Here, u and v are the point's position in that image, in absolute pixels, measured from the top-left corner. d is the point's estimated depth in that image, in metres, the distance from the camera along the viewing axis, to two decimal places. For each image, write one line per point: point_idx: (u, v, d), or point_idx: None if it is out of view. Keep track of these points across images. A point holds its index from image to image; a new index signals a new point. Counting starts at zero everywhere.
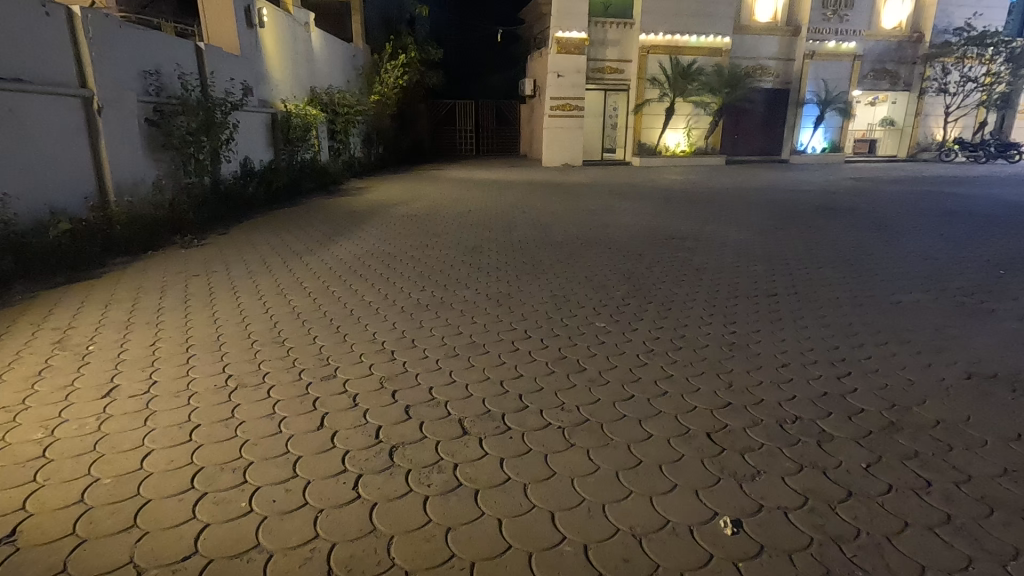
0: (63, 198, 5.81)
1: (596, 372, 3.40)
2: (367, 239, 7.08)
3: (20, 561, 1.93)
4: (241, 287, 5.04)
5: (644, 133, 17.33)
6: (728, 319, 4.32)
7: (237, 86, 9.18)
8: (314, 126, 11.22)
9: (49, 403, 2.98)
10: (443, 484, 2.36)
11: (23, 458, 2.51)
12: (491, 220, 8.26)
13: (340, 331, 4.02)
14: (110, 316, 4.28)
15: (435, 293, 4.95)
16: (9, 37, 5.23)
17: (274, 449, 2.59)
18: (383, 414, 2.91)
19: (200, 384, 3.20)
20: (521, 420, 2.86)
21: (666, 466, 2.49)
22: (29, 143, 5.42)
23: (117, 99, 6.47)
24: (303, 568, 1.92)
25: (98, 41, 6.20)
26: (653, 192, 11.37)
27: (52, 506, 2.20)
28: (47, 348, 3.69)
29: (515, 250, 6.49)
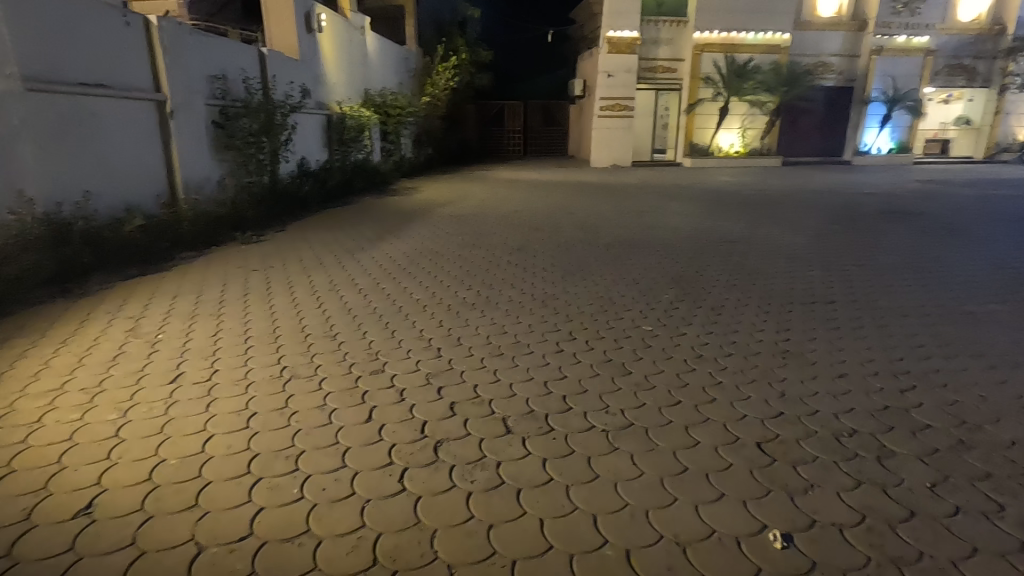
0: (137, 195, 6.22)
1: (642, 376, 3.35)
2: (415, 238, 7.21)
3: (95, 531, 2.08)
4: (297, 283, 5.24)
5: (697, 134, 16.89)
6: (782, 326, 4.17)
7: (296, 89, 9.55)
8: (368, 127, 11.53)
9: (122, 386, 3.19)
10: (486, 481, 2.38)
11: (99, 436, 2.70)
12: (538, 220, 8.27)
13: (388, 328, 4.13)
14: (177, 308, 4.54)
15: (482, 292, 5.00)
16: (94, 45, 5.64)
17: (324, 440, 2.68)
18: (429, 410, 2.97)
19: (257, 374, 3.36)
20: (564, 421, 2.85)
21: (713, 474, 2.43)
22: (109, 144, 5.82)
23: (187, 103, 6.86)
24: (350, 556, 1.98)
25: (171, 48, 6.59)
26: (705, 194, 11.06)
27: (124, 483, 2.36)
28: (121, 335, 3.95)
29: (562, 251, 6.47)
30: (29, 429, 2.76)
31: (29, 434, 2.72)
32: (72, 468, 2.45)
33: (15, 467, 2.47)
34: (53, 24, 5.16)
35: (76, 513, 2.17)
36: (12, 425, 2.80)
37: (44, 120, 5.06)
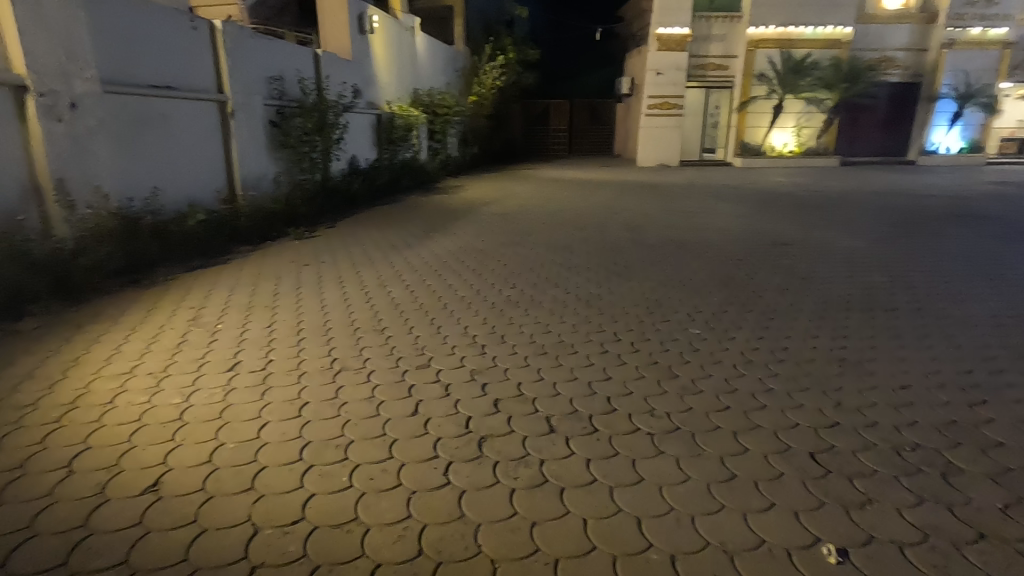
0: (200, 191, 6.54)
1: (689, 380, 3.28)
2: (460, 237, 7.29)
3: (160, 507, 2.21)
4: (347, 278, 5.38)
5: (749, 132, 16.37)
6: (838, 333, 4.00)
7: (348, 89, 9.82)
8: (416, 127, 11.72)
9: (185, 372, 3.38)
10: (530, 479, 2.39)
11: (165, 419, 2.86)
12: (583, 220, 8.23)
13: (434, 324, 4.20)
14: (235, 300, 4.75)
15: (526, 291, 5.01)
16: (164, 49, 5.95)
17: (372, 431, 2.76)
18: (473, 406, 3.00)
19: (309, 365, 3.48)
20: (608, 422, 2.83)
21: (763, 482, 2.36)
22: (175, 143, 6.15)
23: (247, 103, 7.15)
24: (397, 545, 2.03)
25: (234, 51, 6.90)
26: (757, 194, 10.70)
27: (187, 463, 2.49)
28: (184, 324, 4.16)
29: (607, 252, 6.40)
30: (103, 409, 2.95)
31: (102, 414, 2.90)
32: (141, 448, 2.60)
33: (91, 444, 2.64)
34: (127, 30, 5.48)
35: (144, 490, 2.31)
36: (88, 404, 2.99)
37: (119, 119, 5.38)
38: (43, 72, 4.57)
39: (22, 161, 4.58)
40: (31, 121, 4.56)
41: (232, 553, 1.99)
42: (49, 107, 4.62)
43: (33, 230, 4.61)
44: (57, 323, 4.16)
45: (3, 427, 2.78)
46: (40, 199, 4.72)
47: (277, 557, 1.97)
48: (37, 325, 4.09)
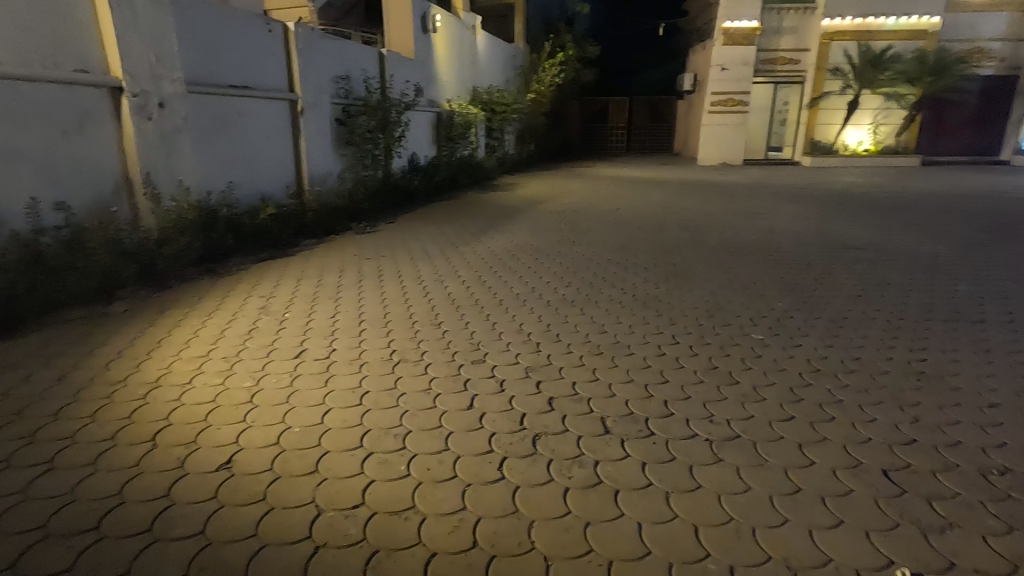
0: (270, 186, 6.89)
1: (750, 387, 3.16)
2: (516, 234, 7.31)
3: (234, 484, 2.35)
4: (406, 273, 5.52)
5: (820, 130, 15.57)
6: (917, 344, 3.75)
7: (411, 87, 10.05)
8: (474, 125, 11.98)
9: (256, 358, 3.57)
10: (584, 479, 2.38)
11: (237, 400, 3.04)
12: (641, 219, 8.09)
13: (489, 320, 4.25)
14: (300, 290, 4.96)
15: (582, 290, 4.98)
16: (243, 51, 6.29)
17: (429, 422, 2.82)
18: (528, 403, 3.01)
19: (370, 355, 3.60)
20: (665, 427, 2.77)
21: (830, 498, 2.25)
22: (250, 139, 6.48)
23: (315, 102, 7.46)
24: (452, 535, 2.07)
25: (305, 51, 7.20)
26: (828, 195, 10.16)
27: (257, 444, 2.63)
28: (254, 312, 4.39)
29: (665, 252, 6.25)
30: (182, 389, 3.17)
31: (182, 393, 3.11)
32: (216, 426, 2.78)
33: (172, 420, 2.84)
34: (210, 33, 5.82)
35: (218, 466, 2.46)
36: (169, 384, 3.22)
37: (200, 118, 5.73)
38: (136, 74, 4.92)
39: (117, 157, 4.95)
40: (125, 120, 4.92)
41: (297, 532, 2.08)
42: (140, 106, 4.98)
43: (124, 220, 4.98)
44: (143, 307, 4.48)
45: (96, 400, 3.03)
46: (131, 192, 5.09)
47: (338, 539, 2.05)
48: (126, 308, 4.42)
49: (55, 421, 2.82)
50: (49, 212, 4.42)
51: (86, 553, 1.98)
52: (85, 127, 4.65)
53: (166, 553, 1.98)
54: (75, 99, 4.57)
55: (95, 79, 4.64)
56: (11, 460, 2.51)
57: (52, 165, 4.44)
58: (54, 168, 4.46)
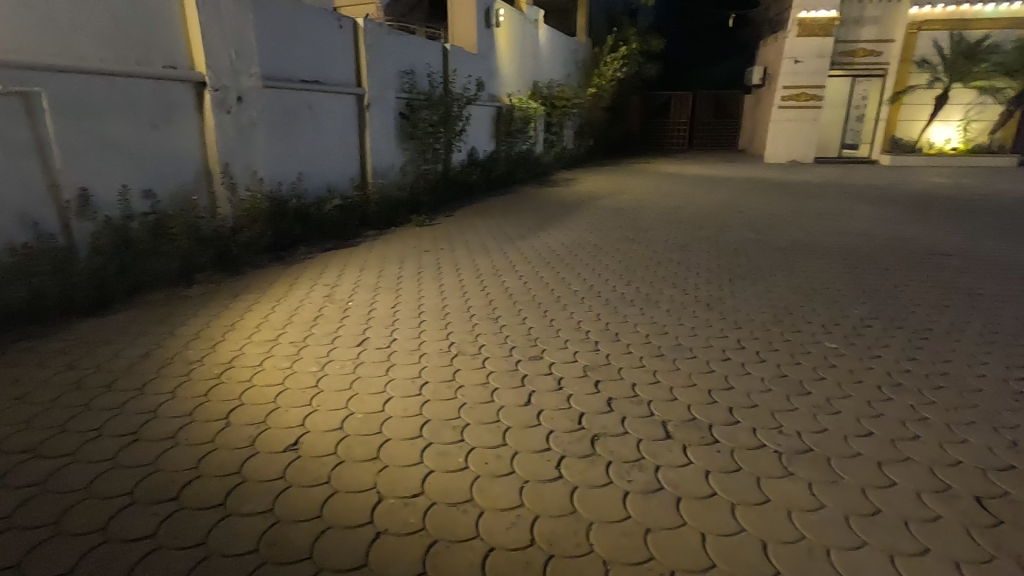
0: (336, 178, 7.12)
1: (823, 398, 2.99)
2: (574, 230, 7.24)
3: (300, 465, 2.43)
4: (464, 266, 5.56)
5: (901, 126, 14.50)
6: (1013, 361, 3.43)
7: (473, 82, 10.14)
8: (533, 120, 11.98)
9: (321, 344, 3.70)
10: (645, 484, 2.32)
11: (303, 384, 3.16)
12: (703, 218, 7.85)
13: (547, 316, 4.22)
14: (363, 280, 5.09)
15: (642, 289, 4.86)
16: (314, 47, 6.49)
17: (486, 417, 2.83)
18: (586, 402, 2.97)
19: (429, 346, 3.65)
20: (731, 435, 2.66)
21: (914, 522, 2.09)
22: (318, 132, 6.70)
23: (381, 97, 7.63)
24: (510, 532, 2.06)
25: (373, 47, 7.37)
26: (908, 196, 9.52)
27: (322, 427, 2.72)
28: (320, 300, 4.54)
29: (729, 253, 6.03)
30: (254, 370, 3.32)
31: (254, 374, 3.27)
32: (284, 408, 2.89)
33: (243, 401, 2.98)
34: (285, 29, 6.04)
35: (286, 447, 2.56)
36: (242, 365, 3.38)
37: (273, 111, 5.98)
38: (218, 69, 5.18)
39: (198, 148, 5.24)
40: (207, 113, 5.20)
41: (360, 516, 2.13)
42: (221, 100, 5.25)
43: (204, 208, 5.27)
44: (217, 291, 4.72)
45: (177, 377, 3.22)
46: (210, 182, 5.39)
47: (399, 527, 2.08)
48: (203, 292, 4.67)
49: (141, 395, 3.02)
50: (138, 199, 4.74)
51: (168, 521, 2.10)
52: (171, 119, 4.95)
53: (238, 527, 2.07)
54: (163, 93, 4.87)
55: (181, 74, 4.92)
56: (102, 428, 2.70)
57: (142, 155, 4.75)
58: (144, 158, 4.77)
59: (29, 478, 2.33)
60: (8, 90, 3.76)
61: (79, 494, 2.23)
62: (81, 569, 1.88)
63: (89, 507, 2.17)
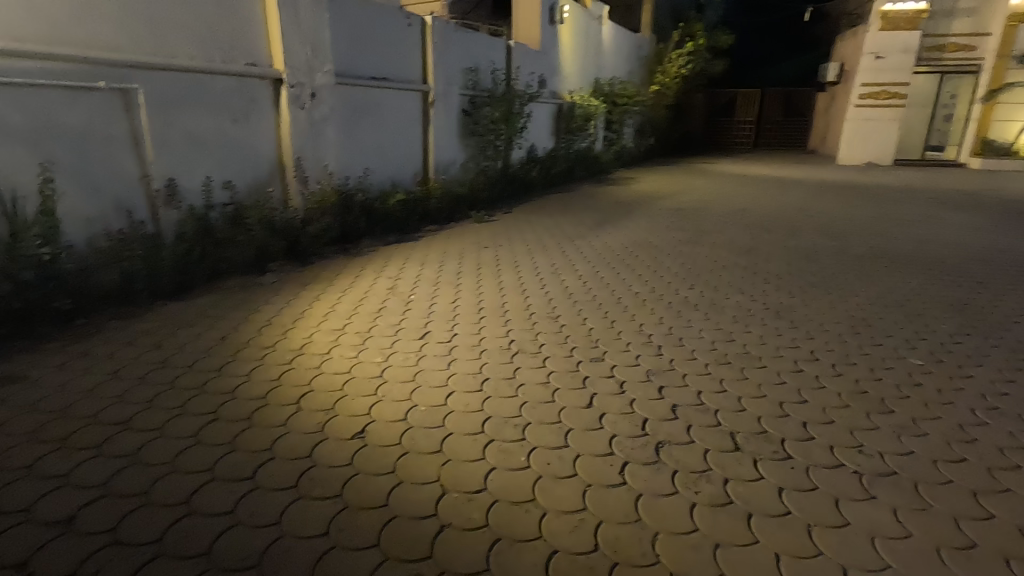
0: (400, 173, 7.28)
1: (907, 418, 2.80)
2: (634, 230, 7.09)
3: (367, 453, 2.50)
4: (522, 264, 5.57)
5: (995, 127, 13.32)
6: None
7: (535, 79, 10.12)
8: (594, 117, 11.84)
9: (385, 335, 3.79)
10: (714, 496, 2.24)
11: (369, 374, 3.24)
12: (771, 220, 7.52)
13: (608, 317, 4.16)
14: (423, 274, 5.17)
15: (707, 294, 4.70)
16: (384, 45, 6.64)
17: (548, 416, 2.81)
18: (650, 408, 2.89)
19: (490, 343, 3.67)
20: (805, 451, 2.53)
21: (1017, 561, 1.92)
22: (384, 128, 6.85)
23: (445, 94, 7.72)
24: (573, 535, 2.03)
25: (439, 44, 7.46)
26: (1002, 203, 8.76)
27: (387, 417, 2.78)
28: (383, 293, 4.64)
29: (800, 258, 5.74)
30: (322, 358, 3.44)
31: (322, 362, 3.38)
32: (350, 396, 2.98)
33: (313, 387, 3.08)
34: (357, 27, 6.21)
35: (353, 435, 2.63)
36: (311, 352, 3.51)
37: (343, 107, 6.16)
38: (295, 67, 5.39)
39: (273, 143, 5.48)
40: (283, 109, 5.42)
41: (425, 508, 2.16)
42: (296, 96, 5.45)
43: (277, 200, 5.51)
44: (288, 279, 4.92)
45: (251, 361, 3.37)
46: (283, 175, 5.63)
47: (462, 521, 2.10)
48: (275, 280, 4.88)
49: (220, 376, 3.18)
50: (219, 190, 5.01)
51: (245, 499, 2.20)
52: (251, 115, 5.19)
53: (309, 510, 2.15)
54: (245, 90, 5.11)
55: (261, 71, 5.15)
56: (186, 407, 2.86)
57: (224, 148, 5.01)
58: (225, 151, 5.03)
59: (121, 450, 2.49)
60: (110, 87, 4.05)
61: (165, 468, 2.38)
62: (169, 539, 1.99)
63: (175, 481, 2.30)
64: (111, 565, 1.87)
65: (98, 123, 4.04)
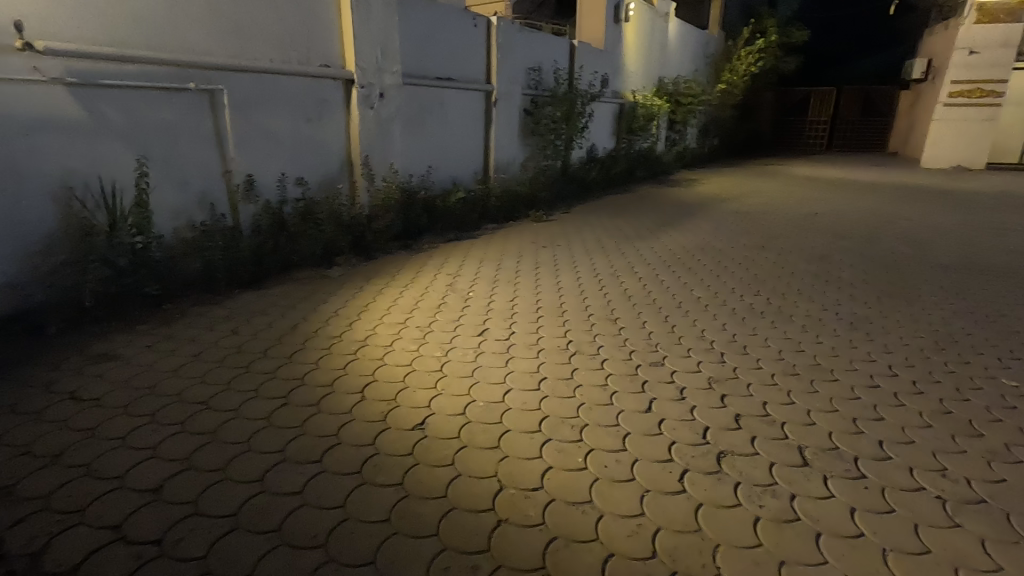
0: (461, 171, 7.40)
1: (998, 443, 2.59)
2: (696, 233, 6.90)
3: (426, 445, 2.56)
4: (580, 264, 5.54)
5: None
6: None
7: (598, 78, 10.03)
8: (657, 117, 11.61)
9: (445, 330, 3.87)
10: (779, 511, 2.15)
11: (429, 367, 3.32)
12: (845, 226, 7.13)
13: (668, 321, 4.07)
14: (482, 272, 5.24)
15: (774, 301, 4.52)
16: (450, 45, 6.76)
17: (606, 419, 2.78)
18: (712, 416, 2.82)
19: (547, 342, 3.68)
20: (881, 471, 2.40)
21: None
22: (447, 127, 6.98)
23: (508, 93, 7.79)
24: (630, 540, 2.01)
25: (503, 44, 7.52)
26: None
27: (446, 411, 2.85)
28: (442, 289, 4.74)
29: (876, 266, 5.43)
30: (385, 350, 3.55)
31: (385, 353, 3.50)
32: (411, 388, 3.07)
33: (375, 377, 3.19)
34: (426, 29, 6.36)
35: (413, 426, 2.70)
36: (374, 343, 3.64)
37: (409, 107, 6.33)
38: (365, 68, 5.58)
39: (343, 141, 5.70)
40: (353, 108, 5.63)
41: (482, 502, 2.20)
42: (365, 96, 5.64)
43: (345, 196, 5.74)
44: (354, 273, 5.11)
45: (318, 350, 3.53)
46: (352, 172, 5.84)
47: (519, 518, 2.11)
48: (341, 273, 5.07)
49: (290, 362, 3.36)
50: (292, 186, 5.27)
51: (313, 481, 2.31)
52: (323, 114, 5.42)
53: (372, 496, 2.22)
54: (318, 91, 5.34)
55: (335, 72, 5.36)
56: (260, 389, 3.04)
57: (298, 146, 5.26)
58: (299, 149, 5.28)
59: (202, 427, 2.67)
60: (199, 88, 4.33)
61: (242, 446, 2.53)
62: (244, 513, 2.12)
63: (251, 459, 2.45)
64: (194, 534, 2.02)
65: (187, 122, 4.33)
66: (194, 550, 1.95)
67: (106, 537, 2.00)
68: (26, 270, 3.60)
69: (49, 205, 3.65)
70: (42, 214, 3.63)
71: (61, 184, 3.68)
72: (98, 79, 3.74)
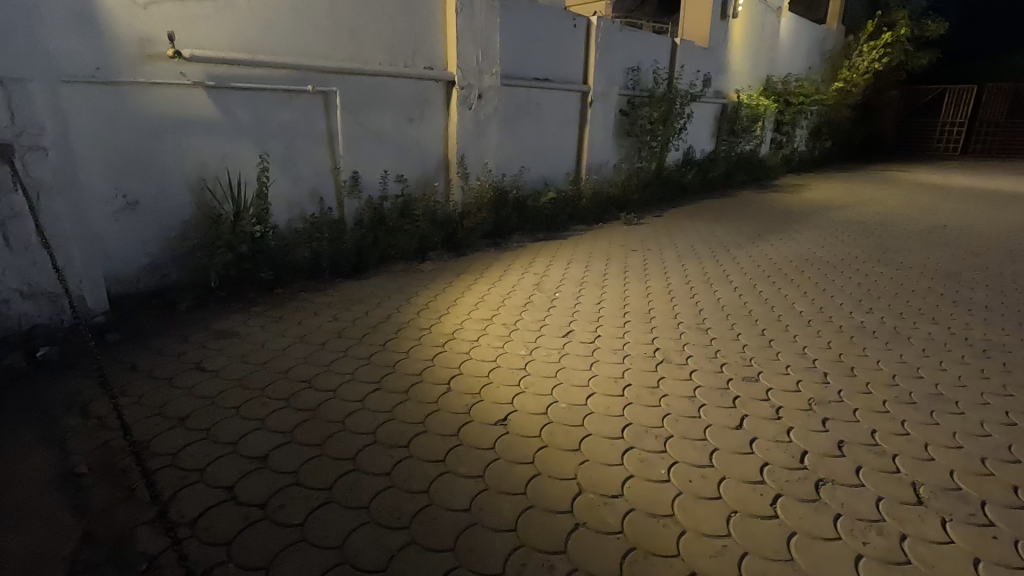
0: (553, 172, 7.44)
1: None
2: (801, 242, 6.44)
3: (507, 441, 2.60)
4: (670, 270, 5.37)
5: None
6: None
7: (700, 77, 9.64)
8: (763, 118, 10.97)
9: (530, 329, 3.90)
10: (885, 551, 1.97)
11: (513, 365, 3.37)
12: (981, 241, 6.33)
13: (766, 335, 3.84)
14: (570, 273, 5.22)
15: (889, 320, 4.12)
16: (548, 45, 6.78)
17: (694, 432, 2.68)
18: (812, 440, 2.62)
19: (633, 348, 3.60)
20: (1014, 520, 2.12)
21: None
22: (541, 126, 7.01)
23: (604, 93, 7.69)
24: (714, 562, 1.92)
25: (602, 43, 7.42)
26: None
27: (528, 409, 2.87)
28: (529, 288, 4.78)
29: (1019, 288, 4.77)
30: (471, 344, 3.65)
31: (471, 348, 3.59)
32: (495, 384, 3.13)
33: (461, 371, 3.29)
34: (525, 30, 6.43)
35: (496, 422, 2.75)
36: (462, 337, 3.75)
37: (506, 108, 6.45)
38: (466, 70, 5.74)
39: (441, 141, 5.91)
40: (452, 109, 5.82)
41: (561, 503, 2.20)
42: (464, 97, 5.81)
43: (441, 194, 5.95)
44: (445, 268, 5.28)
45: (409, 340, 3.69)
46: (448, 171, 6.05)
47: (597, 523, 2.09)
48: (434, 267, 5.26)
49: (383, 350, 3.54)
50: (392, 183, 5.56)
51: (400, 464, 2.42)
52: (425, 114, 5.65)
53: (453, 485, 2.30)
54: (421, 92, 5.57)
55: (437, 74, 5.56)
56: (355, 373, 3.24)
57: (400, 145, 5.53)
58: (400, 148, 5.54)
59: (305, 404, 2.89)
60: (315, 90, 4.67)
61: (337, 425, 2.70)
62: (337, 489, 2.26)
63: (345, 438, 2.61)
64: (293, 502, 2.18)
65: (303, 122, 4.69)
66: (293, 516, 2.11)
67: (220, 496, 2.22)
68: (166, 252, 4.08)
69: (186, 194, 4.10)
70: (180, 202, 4.08)
71: (197, 175, 4.12)
72: (232, 81, 4.15)
